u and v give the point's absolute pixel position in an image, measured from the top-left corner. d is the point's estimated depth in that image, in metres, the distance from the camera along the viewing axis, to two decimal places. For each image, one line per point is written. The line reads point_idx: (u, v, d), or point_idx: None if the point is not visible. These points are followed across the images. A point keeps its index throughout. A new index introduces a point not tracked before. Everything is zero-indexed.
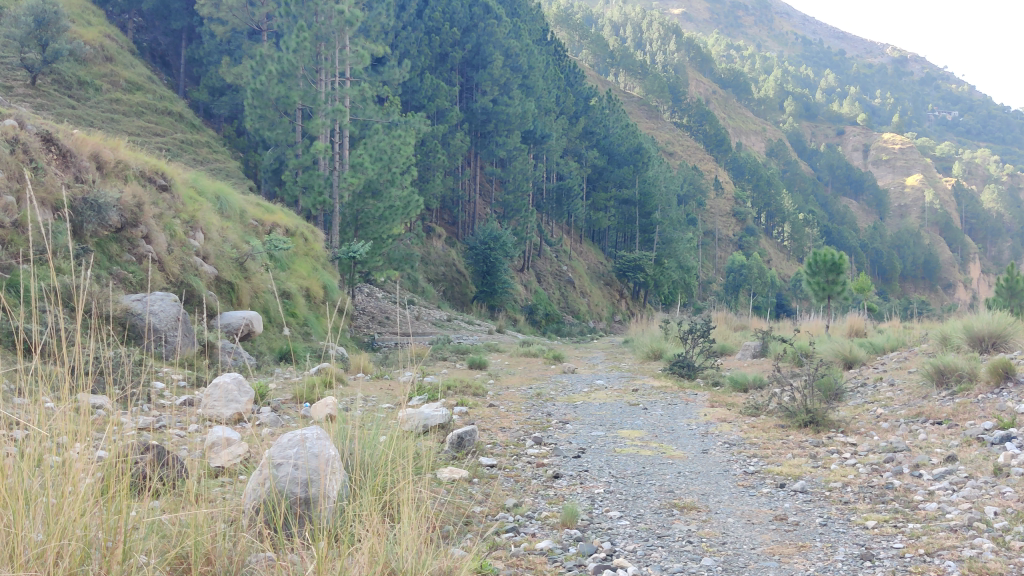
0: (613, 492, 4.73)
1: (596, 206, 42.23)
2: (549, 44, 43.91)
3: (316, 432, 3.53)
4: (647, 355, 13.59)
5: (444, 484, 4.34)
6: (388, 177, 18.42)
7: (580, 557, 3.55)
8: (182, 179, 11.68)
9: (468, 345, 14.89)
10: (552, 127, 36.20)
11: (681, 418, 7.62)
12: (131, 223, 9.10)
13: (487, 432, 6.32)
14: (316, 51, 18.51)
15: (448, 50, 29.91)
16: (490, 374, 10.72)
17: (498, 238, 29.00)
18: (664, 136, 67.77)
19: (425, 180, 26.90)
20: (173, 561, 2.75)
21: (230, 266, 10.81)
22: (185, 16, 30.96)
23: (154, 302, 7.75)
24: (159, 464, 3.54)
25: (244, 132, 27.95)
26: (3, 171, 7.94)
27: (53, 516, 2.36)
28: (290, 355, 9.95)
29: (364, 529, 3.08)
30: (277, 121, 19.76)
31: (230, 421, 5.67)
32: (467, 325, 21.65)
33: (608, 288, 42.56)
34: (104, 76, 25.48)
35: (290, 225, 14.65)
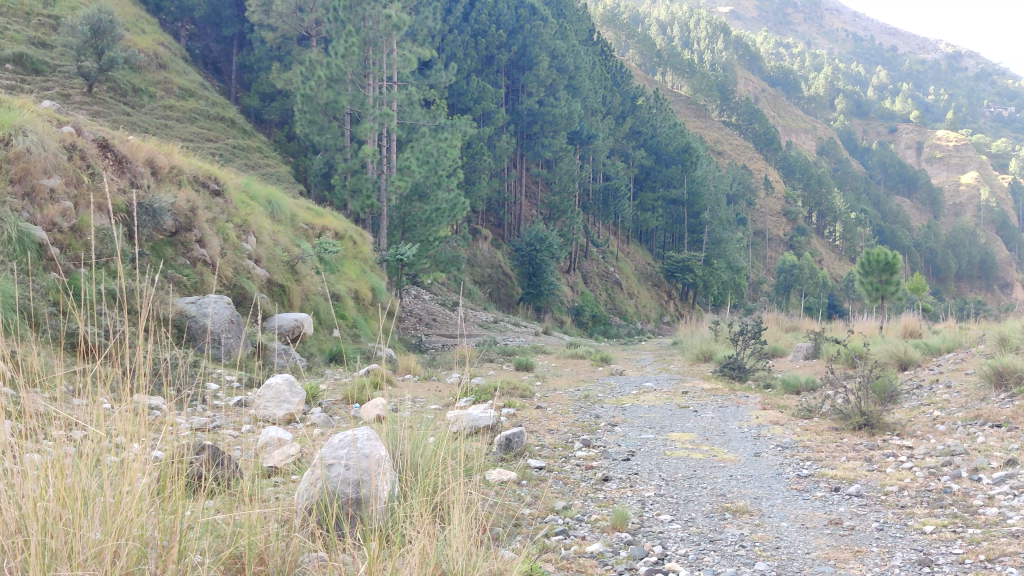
0: (663, 495, 4.68)
1: (644, 206, 42.07)
2: (596, 44, 43.82)
3: (367, 432, 3.55)
4: (697, 356, 13.50)
5: (493, 485, 4.35)
6: (434, 179, 18.53)
7: (632, 561, 3.51)
8: (235, 184, 11.88)
9: (514, 347, 14.93)
10: (599, 127, 36.15)
11: (733, 421, 7.54)
12: (185, 227, 9.25)
13: (535, 435, 6.33)
14: (365, 56, 18.67)
15: (495, 52, 29.99)
16: (537, 376, 10.73)
17: (544, 239, 29.00)
18: (712, 136, 67.33)
19: (471, 182, 27.02)
20: (228, 561, 2.77)
21: (281, 269, 10.96)
22: (236, 23, 31.50)
23: (208, 304, 7.90)
24: (215, 463, 3.62)
25: (293, 138, 28.32)
26: (61, 176, 8.15)
27: (109, 516, 2.39)
28: (339, 357, 10.03)
29: (414, 529, 3.08)
30: (326, 125, 19.89)
31: (282, 421, 5.75)
32: (514, 326, 21.71)
33: (655, 289, 42.35)
34: (158, 83, 25.96)
35: (339, 228, 14.81)
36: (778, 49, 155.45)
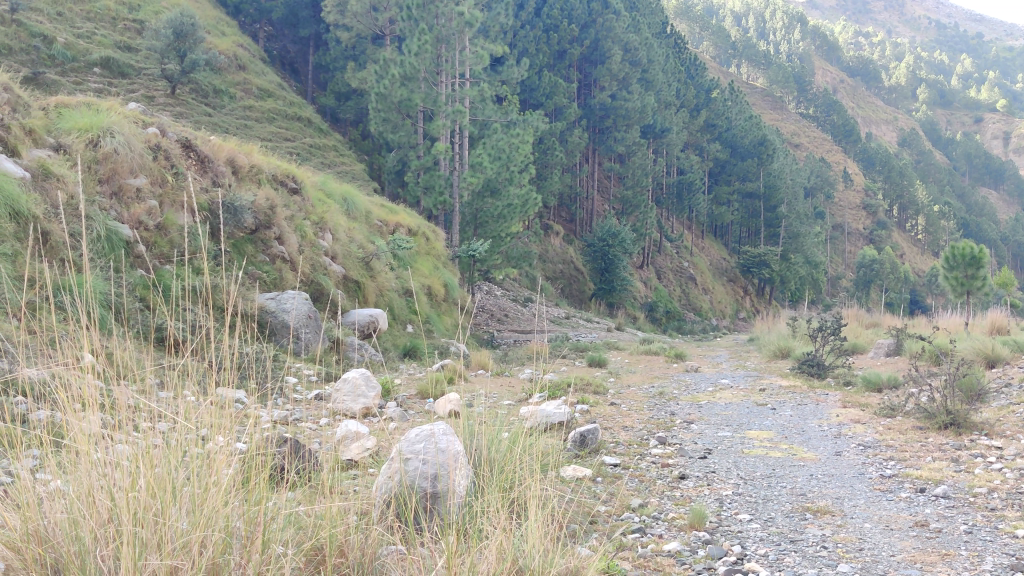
0: (742, 494, 4.60)
1: (719, 200, 41.55)
2: (669, 37, 43.41)
3: (443, 428, 3.58)
4: (775, 353, 13.25)
5: (568, 482, 4.33)
6: (506, 175, 18.54)
7: (710, 560, 3.47)
8: (312, 182, 12.12)
9: (587, 343, 14.88)
10: (673, 121, 35.81)
11: (811, 419, 7.38)
12: (265, 225, 9.46)
13: (610, 431, 6.31)
14: (438, 54, 18.79)
15: (567, 47, 29.97)
16: (610, 372, 10.66)
17: (617, 234, 28.78)
18: (787, 129, 66.17)
19: (543, 178, 27.03)
20: (309, 553, 2.82)
21: (357, 265, 11.10)
22: (313, 23, 32.08)
23: (287, 300, 8.07)
24: (297, 456, 3.71)
25: (368, 136, 28.70)
26: (146, 176, 8.42)
27: (197, 507, 2.47)
28: (414, 352, 10.12)
29: (491, 524, 3.08)
30: (399, 123, 20.12)
31: (359, 415, 5.84)
32: (586, 322, 21.63)
33: (731, 285, 41.78)
34: (238, 84, 26.57)
35: (413, 224, 14.96)
36: (858, 36, 151.83)
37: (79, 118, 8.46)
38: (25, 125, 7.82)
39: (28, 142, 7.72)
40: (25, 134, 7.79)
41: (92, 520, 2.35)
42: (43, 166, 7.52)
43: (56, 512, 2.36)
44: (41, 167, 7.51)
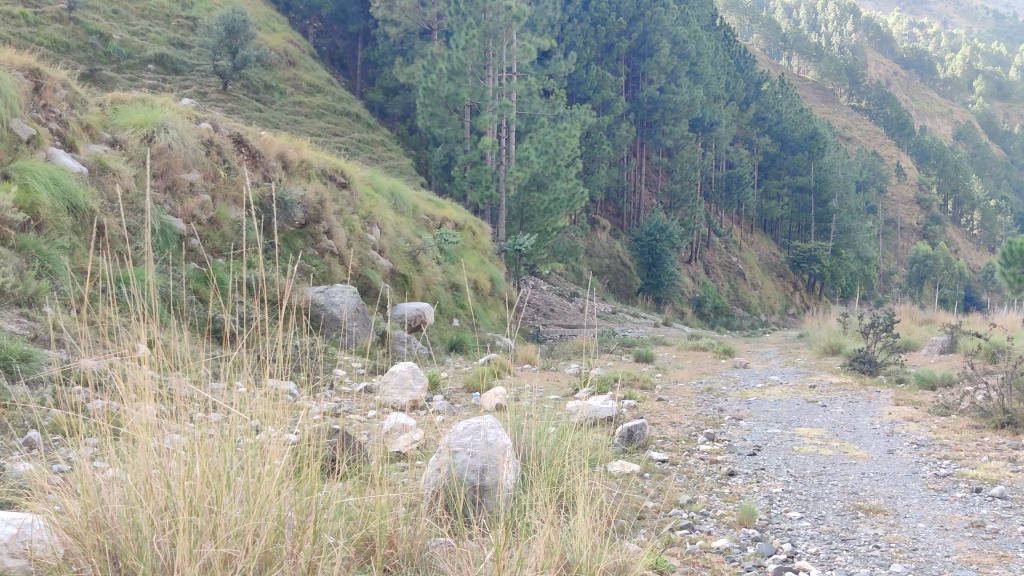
0: (793, 492, 4.55)
1: (768, 194, 41.11)
2: (719, 29, 42.99)
3: (492, 421, 3.59)
4: (825, 350, 13.07)
5: (616, 477, 4.32)
6: (553, 169, 18.48)
7: (759, 558, 3.44)
8: (360, 177, 12.25)
9: (634, 338, 14.81)
10: (723, 114, 35.49)
11: (863, 416, 7.26)
12: (314, 219, 9.57)
13: (658, 427, 6.28)
14: (485, 48, 18.79)
15: (615, 40, 29.95)
16: (658, 367, 10.61)
17: (665, 229, 28.60)
18: (839, 122, 65.20)
19: (590, 172, 26.98)
20: (359, 543, 2.86)
21: (404, 260, 11.19)
22: (362, 19, 32.38)
23: (336, 294, 8.16)
24: (347, 448, 3.76)
25: (416, 130, 28.87)
26: (199, 171, 8.56)
27: (251, 496, 2.51)
28: (460, 346, 10.16)
29: (538, 518, 3.09)
30: (447, 117, 20.21)
31: (407, 408, 5.90)
32: (633, 317, 21.55)
33: (780, 280, 41.29)
34: (288, 80, 26.85)
35: (459, 219, 15.02)
36: (912, 27, 148.93)
37: (134, 114, 8.66)
38: (81, 121, 8.03)
39: (85, 137, 7.93)
40: (83, 130, 8.00)
41: (150, 506, 2.39)
42: (99, 161, 7.71)
43: (114, 499, 2.41)
44: (98, 162, 7.70)
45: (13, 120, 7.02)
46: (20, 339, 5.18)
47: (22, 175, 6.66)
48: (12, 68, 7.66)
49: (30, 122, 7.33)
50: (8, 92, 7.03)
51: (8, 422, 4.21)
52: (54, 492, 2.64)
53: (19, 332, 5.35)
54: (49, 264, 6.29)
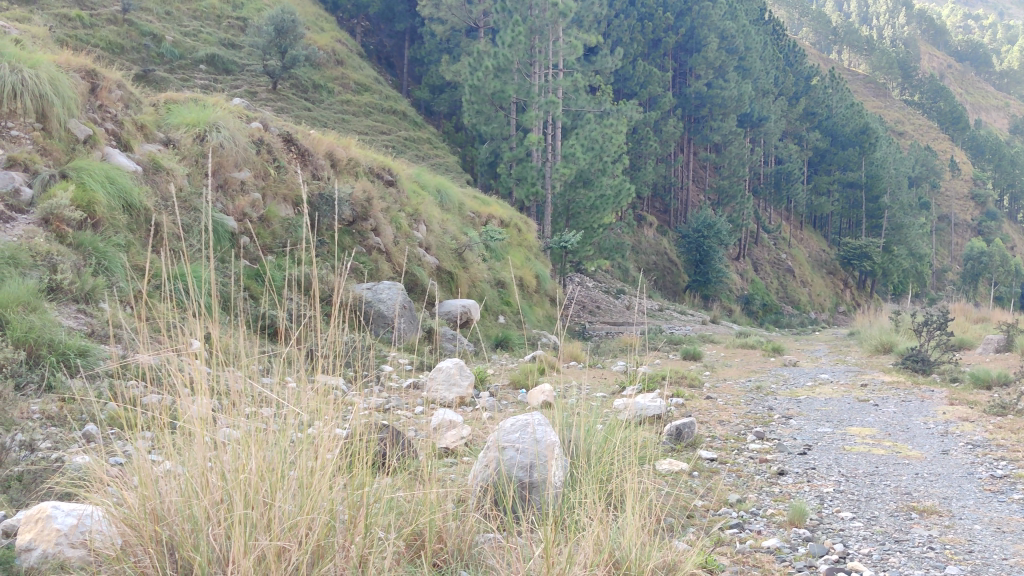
0: (844, 492, 4.49)
1: (818, 190, 40.56)
2: (768, 23, 42.46)
3: (541, 418, 3.59)
4: (877, 348, 12.85)
5: (664, 475, 4.30)
6: (599, 166, 18.44)
7: (810, 558, 3.40)
8: (406, 174, 12.34)
9: (681, 336, 14.70)
10: (771, 109, 35.08)
11: (916, 416, 7.12)
12: (362, 217, 9.64)
13: (706, 425, 6.23)
14: (531, 45, 18.74)
15: (662, 35, 29.86)
16: (706, 365, 10.52)
17: (712, 226, 28.43)
18: (891, 116, 64.02)
19: (637, 168, 26.85)
20: (409, 538, 2.90)
21: (450, 256, 11.23)
22: (408, 18, 32.54)
23: (383, 291, 8.26)
24: (396, 444, 3.79)
25: (462, 128, 28.96)
26: (250, 169, 8.68)
27: (304, 491, 2.55)
28: (506, 343, 10.17)
29: (587, 514, 3.08)
30: (493, 115, 20.26)
31: (453, 404, 5.93)
32: (680, 314, 21.42)
33: (830, 277, 40.72)
34: (336, 79, 27.09)
35: (505, 216, 15.05)
36: (968, 18, 145.71)
37: (187, 114, 8.85)
38: (136, 121, 8.20)
39: (139, 137, 8.10)
40: (137, 130, 8.16)
41: (205, 500, 2.42)
42: (154, 160, 7.86)
43: (171, 492, 2.45)
44: (152, 160, 7.85)
45: (71, 121, 7.32)
46: (79, 335, 5.30)
47: (79, 174, 6.88)
48: (69, 69, 7.85)
49: (86, 122, 7.55)
50: (64, 94, 7.35)
51: (68, 415, 4.32)
52: (113, 484, 2.69)
53: (77, 327, 5.48)
54: (105, 261, 6.42)
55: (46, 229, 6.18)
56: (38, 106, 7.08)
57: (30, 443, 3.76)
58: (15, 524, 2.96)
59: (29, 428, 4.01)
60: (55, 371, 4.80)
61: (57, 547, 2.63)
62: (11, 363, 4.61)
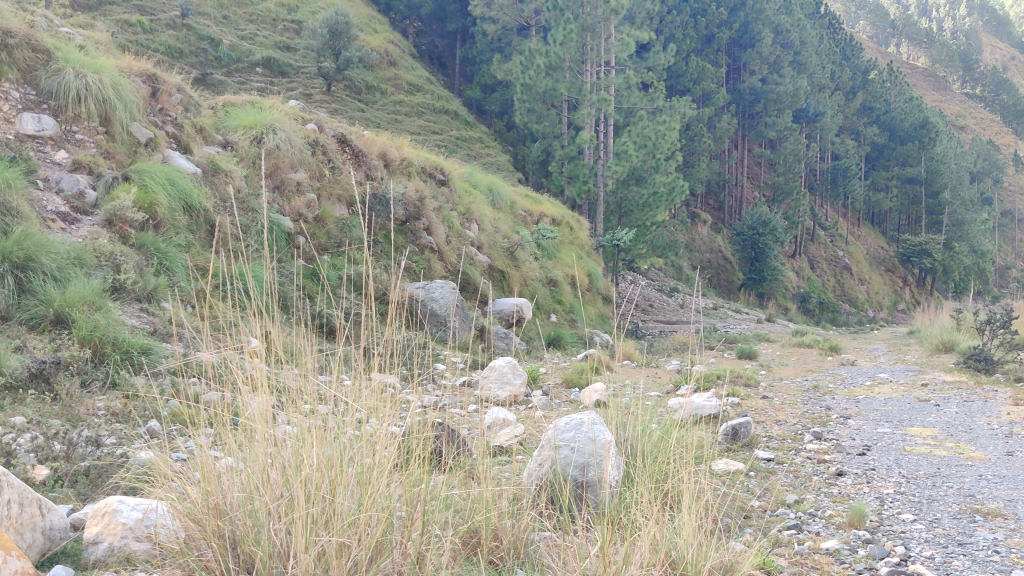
0: (905, 493, 4.41)
1: (876, 186, 39.85)
2: (824, 16, 41.84)
3: (595, 417, 3.59)
4: (938, 347, 12.58)
5: (720, 475, 4.27)
6: (652, 163, 18.46)
7: (871, 560, 3.35)
8: (459, 174, 12.44)
9: (735, 334, 14.57)
10: (828, 104, 34.56)
11: (979, 417, 6.94)
12: (414, 216, 9.73)
13: (762, 426, 6.16)
14: (583, 42, 18.65)
15: (715, 31, 29.60)
16: (761, 364, 10.40)
17: (768, 223, 27.79)
18: (953, 109, 62.61)
19: (690, 165, 26.69)
20: (466, 536, 2.92)
21: (502, 255, 11.26)
22: (460, 18, 32.68)
23: (435, 290, 8.34)
24: (452, 443, 3.83)
25: (513, 127, 29.04)
26: (306, 170, 8.81)
27: (362, 487, 2.58)
28: (559, 342, 10.17)
29: (643, 514, 3.06)
30: (544, 113, 20.56)
31: (506, 403, 5.95)
32: (735, 312, 21.22)
33: (889, 275, 40.05)
34: (389, 80, 27.32)
35: (557, 214, 15.07)
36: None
37: (244, 117, 9.01)
38: (196, 124, 8.39)
39: (198, 139, 8.28)
40: (196, 132, 8.34)
41: (267, 495, 2.45)
42: (212, 162, 8.01)
43: (234, 488, 2.50)
44: (210, 162, 8.01)
45: (133, 125, 7.54)
46: (141, 333, 5.43)
47: (141, 176, 7.04)
48: (130, 74, 8.05)
49: (147, 125, 7.75)
50: (126, 98, 7.57)
51: (131, 412, 4.42)
52: (175, 479, 2.75)
53: (139, 326, 5.60)
54: (166, 261, 6.56)
55: (110, 230, 6.36)
56: (102, 110, 7.30)
57: (96, 438, 3.87)
58: (84, 517, 3.05)
59: (94, 425, 4.13)
60: (119, 368, 4.92)
61: (122, 540, 2.71)
62: (76, 360, 4.75)
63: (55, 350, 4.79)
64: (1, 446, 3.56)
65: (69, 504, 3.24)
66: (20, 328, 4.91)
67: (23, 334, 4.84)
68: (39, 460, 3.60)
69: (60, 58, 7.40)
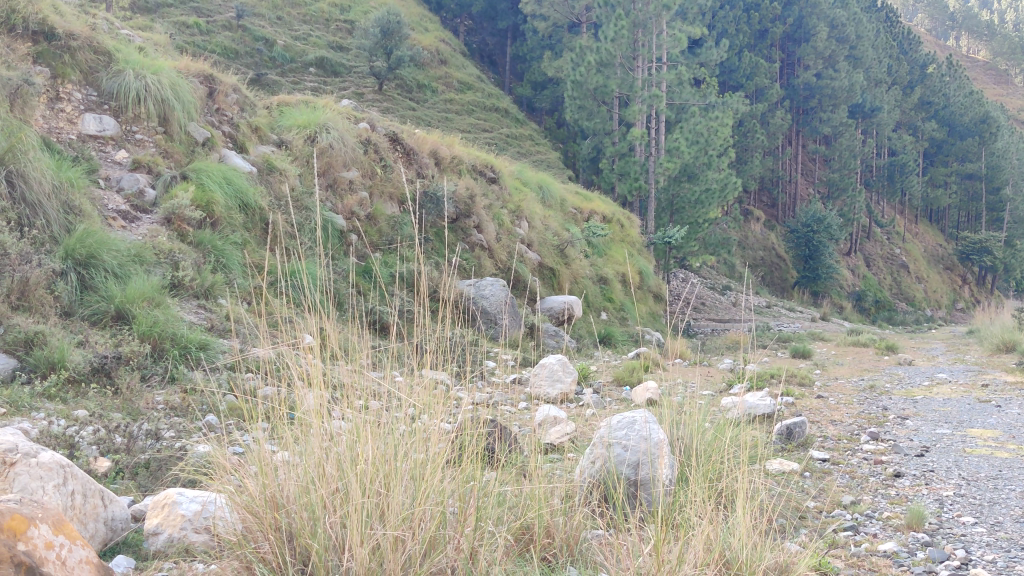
0: (966, 496, 4.32)
1: (935, 182, 39.04)
2: (881, 9, 41.10)
3: (648, 415, 3.57)
4: (998, 346, 12.28)
5: (775, 475, 4.24)
6: (705, 159, 18.29)
7: (930, 564, 3.29)
8: (509, 172, 12.49)
9: (790, 333, 14.38)
10: (885, 99, 33.91)
11: None
12: (465, 214, 9.77)
13: (817, 425, 6.08)
14: (634, 39, 18.52)
15: (769, 26, 29.32)
16: (816, 364, 10.25)
17: (822, 220, 27.38)
18: (1016, 104, 61.04)
19: (743, 162, 26.41)
20: (518, 532, 2.94)
21: (552, 252, 11.25)
22: (511, 15, 32.72)
23: (486, 287, 8.38)
24: (502, 441, 3.84)
25: (564, 124, 28.98)
26: (358, 169, 8.89)
27: (415, 483, 2.60)
28: (610, 340, 10.13)
29: (696, 513, 3.04)
30: (595, 110, 20.47)
31: (556, 401, 5.94)
32: (789, 311, 20.95)
33: (948, 273, 39.18)
34: (440, 78, 27.47)
35: (607, 212, 15.02)
36: None
37: (298, 117, 9.12)
38: (251, 124, 8.54)
39: (254, 139, 8.42)
40: (252, 132, 8.49)
41: (323, 490, 2.48)
42: (268, 161, 8.14)
43: (290, 481, 2.54)
44: (266, 162, 8.14)
45: (190, 125, 7.69)
46: (199, 329, 5.53)
47: (198, 175, 7.17)
48: (188, 75, 8.21)
49: (205, 125, 7.91)
50: (184, 98, 7.74)
51: (189, 406, 4.49)
52: (233, 472, 2.80)
53: (197, 322, 5.71)
54: (223, 259, 6.68)
55: (169, 228, 6.50)
56: (161, 111, 7.47)
57: (155, 431, 3.94)
58: (144, 510, 3.12)
59: (154, 418, 4.21)
60: (177, 363, 5.00)
61: (182, 532, 2.77)
62: (136, 355, 4.85)
63: (117, 345, 4.91)
64: (65, 437, 3.65)
65: (131, 496, 3.32)
66: (83, 324, 5.04)
67: (86, 330, 4.96)
68: (101, 453, 3.69)
69: (120, 60, 7.59)
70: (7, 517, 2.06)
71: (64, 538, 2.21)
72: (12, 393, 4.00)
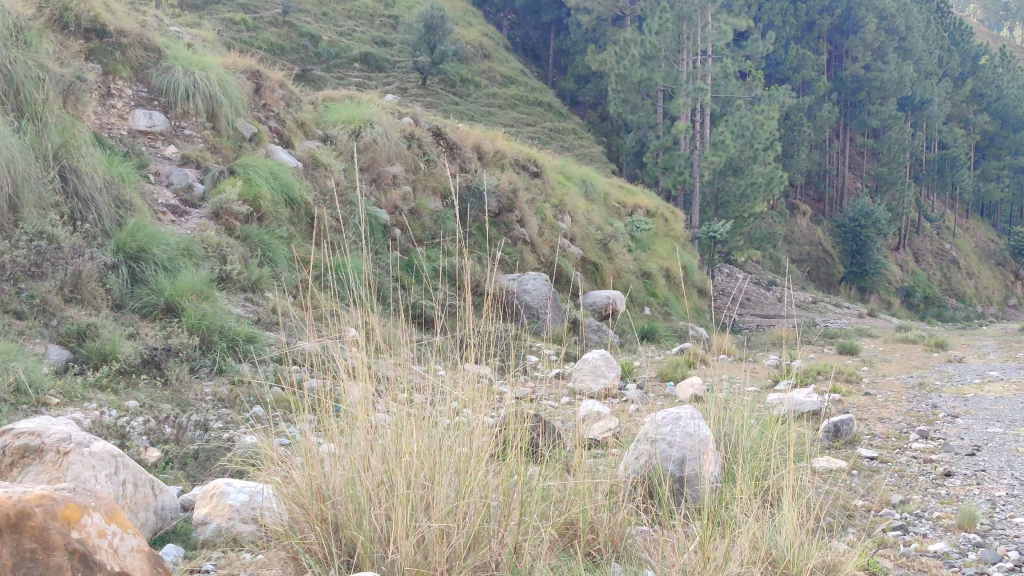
0: (1019, 497, 4.23)
1: (987, 176, 38.24)
2: None
3: (692, 412, 3.56)
4: None
5: (821, 473, 4.19)
6: (750, 153, 17.97)
7: (982, 565, 3.23)
8: (552, 166, 12.47)
9: (836, 330, 14.18)
10: (935, 91, 33.25)
11: None
12: (508, 208, 9.79)
13: (866, 423, 5.99)
14: (679, 32, 18.37)
15: (816, 18, 29.01)
16: (863, 360, 10.10)
17: (870, 214, 26.98)
18: None
19: (789, 156, 26.05)
20: (563, 527, 2.94)
21: (595, 247, 11.22)
22: (554, 9, 32.64)
23: (528, 282, 8.41)
24: (545, 435, 3.86)
25: (607, 118, 28.86)
26: (402, 164, 8.95)
27: (461, 474, 2.62)
28: (652, 335, 10.08)
29: (742, 509, 3.02)
30: (639, 103, 20.41)
31: (599, 396, 5.92)
32: (835, 307, 20.67)
33: (1000, 269, 38.35)
34: (483, 72, 27.50)
35: (651, 206, 14.93)
36: None
37: (343, 112, 9.20)
38: (297, 119, 8.63)
39: (300, 134, 8.52)
40: (298, 127, 8.59)
41: (369, 481, 2.50)
42: (313, 156, 8.22)
43: (337, 471, 2.56)
44: (311, 157, 8.22)
45: (238, 120, 7.78)
46: (246, 322, 5.60)
47: (246, 170, 7.26)
48: (236, 71, 8.32)
49: (251, 120, 8.00)
50: (232, 94, 7.82)
51: (236, 397, 4.56)
52: (280, 463, 2.83)
53: (245, 315, 5.79)
54: (270, 253, 6.76)
55: (217, 222, 6.59)
56: (209, 106, 7.57)
57: (204, 423, 4.01)
58: (193, 499, 3.17)
59: (203, 409, 4.29)
60: (225, 355, 5.08)
61: (229, 522, 2.82)
62: (186, 347, 4.93)
63: (166, 338, 4.98)
64: (116, 428, 3.72)
65: (180, 486, 3.38)
66: (133, 316, 5.13)
67: (136, 322, 5.05)
68: (151, 443, 3.75)
69: (170, 56, 7.72)
70: (62, 506, 2.11)
71: (116, 527, 2.24)
72: (65, 383, 4.09)
